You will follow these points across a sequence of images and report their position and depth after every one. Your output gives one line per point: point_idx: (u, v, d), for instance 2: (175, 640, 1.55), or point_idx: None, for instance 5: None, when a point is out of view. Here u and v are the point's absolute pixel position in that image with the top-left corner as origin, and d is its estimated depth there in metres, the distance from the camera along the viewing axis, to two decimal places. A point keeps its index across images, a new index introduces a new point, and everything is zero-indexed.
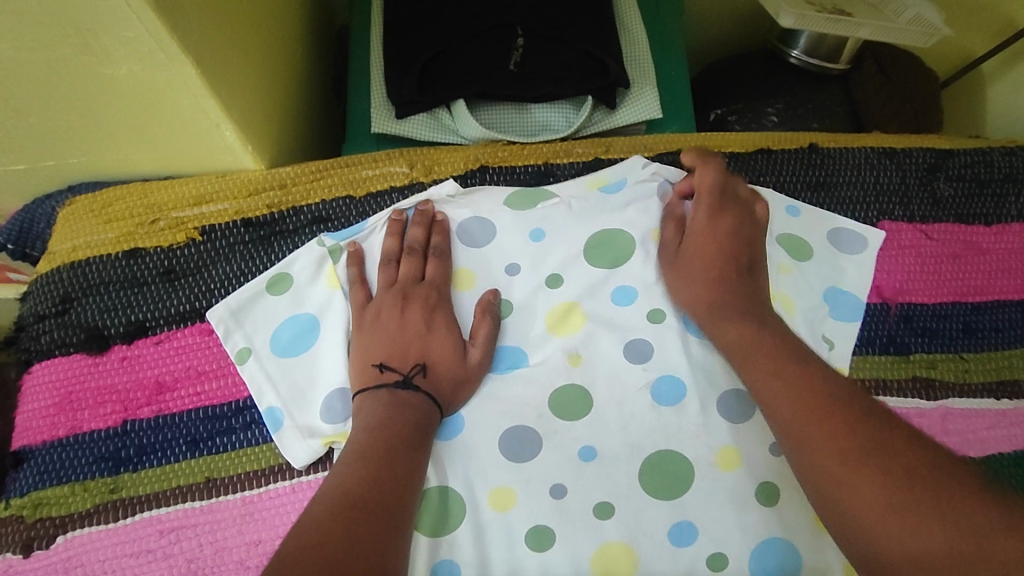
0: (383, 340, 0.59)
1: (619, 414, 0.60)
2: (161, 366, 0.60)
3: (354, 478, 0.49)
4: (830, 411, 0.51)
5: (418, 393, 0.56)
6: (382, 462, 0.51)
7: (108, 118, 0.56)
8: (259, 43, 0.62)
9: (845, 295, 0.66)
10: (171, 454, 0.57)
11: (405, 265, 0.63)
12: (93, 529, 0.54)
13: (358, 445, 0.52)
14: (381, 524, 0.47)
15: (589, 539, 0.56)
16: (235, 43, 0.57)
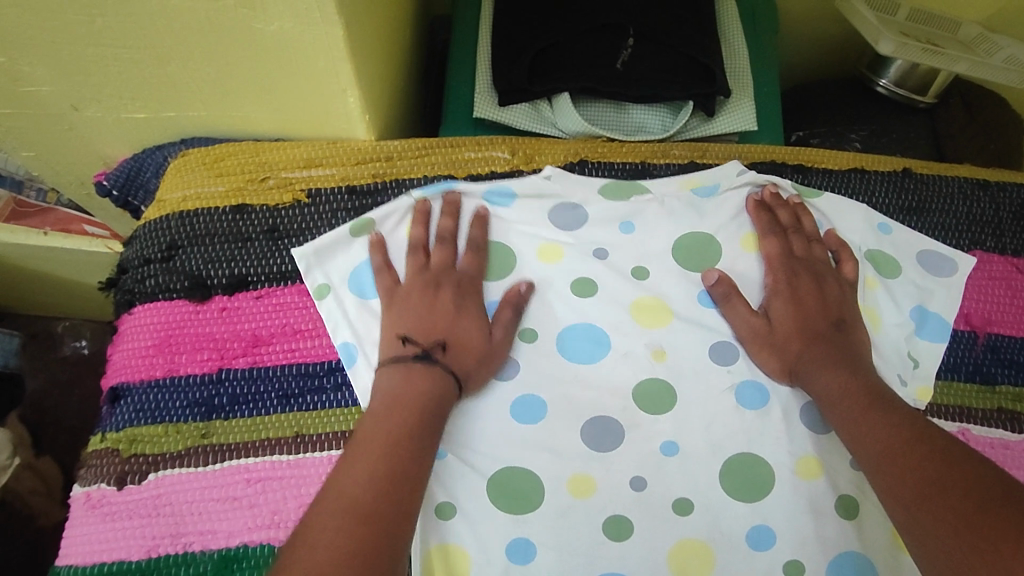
0: (414, 315, 0.59)
1: (700, 409, 0.60)
2: (259, 320, 0.61)
3: (369, 480, 0.46)
4: (891, 422, 0.53)
5: (409, 363, 0.55)
6: (396, 449, 0.49)
7: (239, 74, 0.58)
8: (382, 17, 0.64)
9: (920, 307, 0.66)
10: (263, 406, 0.58)
11: (436, 253, 0.62)
12: (182, 470, 0.55)
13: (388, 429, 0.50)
14: (391, 525, 0.44)
15: (665, 534, 0.56)
16: (367, 12, 0.59)
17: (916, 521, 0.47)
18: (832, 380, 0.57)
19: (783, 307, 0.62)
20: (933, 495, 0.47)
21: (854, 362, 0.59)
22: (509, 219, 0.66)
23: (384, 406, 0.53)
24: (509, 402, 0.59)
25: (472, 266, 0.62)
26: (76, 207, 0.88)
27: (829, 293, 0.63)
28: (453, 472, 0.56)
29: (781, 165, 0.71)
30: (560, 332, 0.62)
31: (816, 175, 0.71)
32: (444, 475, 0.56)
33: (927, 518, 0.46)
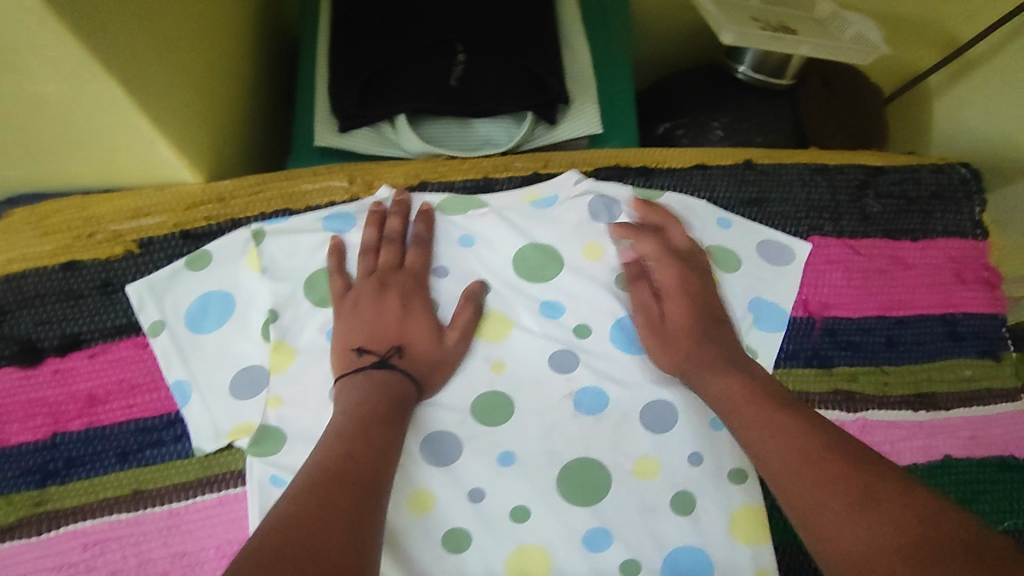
0: (363, 326, 0.60)
1: (541, 420, 0.62)
2: (93, 379, 0.60)
3: (324, 458, 0.50)
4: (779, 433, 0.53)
5: (367, 372, 0.57)
6: (359, 434, 0.52)
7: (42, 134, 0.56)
8: (202, 58, 0.62)
9: (754, 298, 0.67)
10: (100, 466, 0.58)
11: (383, 254, 0.63)
12: (15, 542, 0.55)
13: (336, 429, 0.53)
14: (356, 488, 0.48)
15: (505, 543, 0.59)
16: (175, 59, 0.57)
17: (801, 500, 0.49)
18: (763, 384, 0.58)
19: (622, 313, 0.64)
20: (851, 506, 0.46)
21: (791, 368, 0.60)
22: (349, 243, 0.65)
23: (350, 405, 0.55)
24: None
25: (417, 262, 0.63)
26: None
27: (689, 291, 0.64)
28: None
29: (624, 169, 0.71)
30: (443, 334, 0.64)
31: (659, 175, 0.71)
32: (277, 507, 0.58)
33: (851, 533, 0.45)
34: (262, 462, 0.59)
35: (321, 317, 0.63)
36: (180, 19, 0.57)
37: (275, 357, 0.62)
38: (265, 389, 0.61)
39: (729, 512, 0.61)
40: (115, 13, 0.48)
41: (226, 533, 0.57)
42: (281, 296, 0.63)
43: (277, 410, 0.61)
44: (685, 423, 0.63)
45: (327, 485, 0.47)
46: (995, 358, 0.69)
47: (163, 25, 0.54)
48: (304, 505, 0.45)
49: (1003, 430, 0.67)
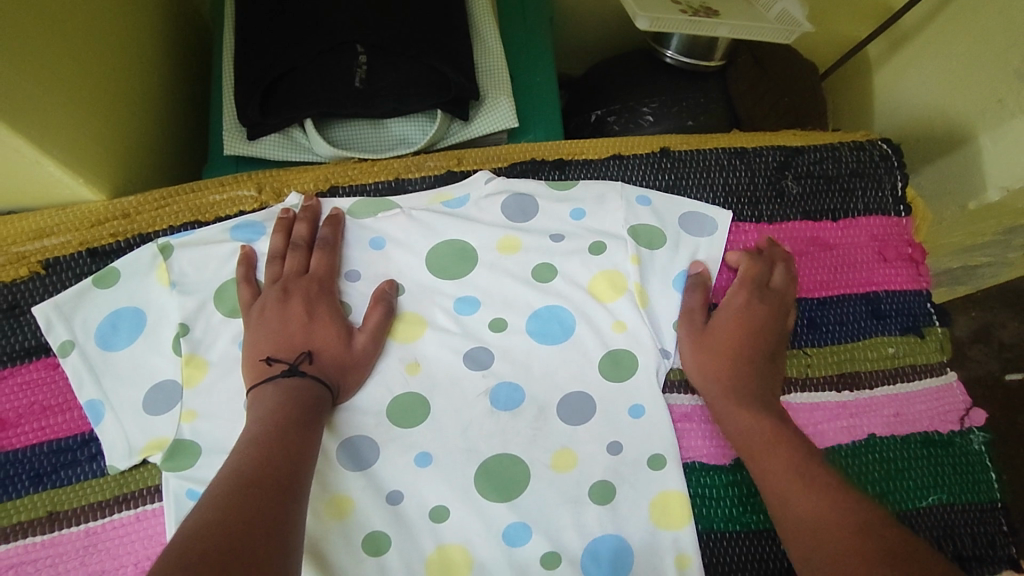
0: (270, 334, 0.59)
1: (457, 420, 0.62)
2: (4, 403, 0.60)
3: (240, 465, 0.49)
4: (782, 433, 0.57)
5: (267, 386, 0.56)
6: (275, 439, 0.52)
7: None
8: (99, 78, 0.62)
9: (676, 278, 0.68)
10: (14, 489, 0.58)
11: (290, 259, 0.63)
12: None
13: (251, 434, 0.52)
14: (273, 495, 0.48)
15: (425, 542, 0.59)
16: (63, 81, 0.56)
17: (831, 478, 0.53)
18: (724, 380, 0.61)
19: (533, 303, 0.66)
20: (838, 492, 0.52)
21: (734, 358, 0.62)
22: (259, 251, 0.65)
23: (266, 409, 0.55)
24: None
25: (323, 266, 0.63)
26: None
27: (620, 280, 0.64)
28: None
29: (539, 163, 0.70)
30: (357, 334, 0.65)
31: (574, 167, 0.71)
32: None
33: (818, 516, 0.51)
34: (178, 477, 0.58)
35: (234, 328, 0.63)
36: (67, 42, 0.57)
37: (187, 370, 0.61)
38: (179, 403, 0.61)
39: (652, 500, 0.61)
40: (0, 55, 0.48)
41: (143, 549, 0.57)
42: (193, 308, 0.63)
43: (191, 424, 0.60)
44: (602, 414, 0.63)
45: (246, 490, 0.47)
46: (917, 334, 0.68)
47: (47, 52, 0.54)
48: (223, 510, 0.45)
49: (927, 406, 0.66)
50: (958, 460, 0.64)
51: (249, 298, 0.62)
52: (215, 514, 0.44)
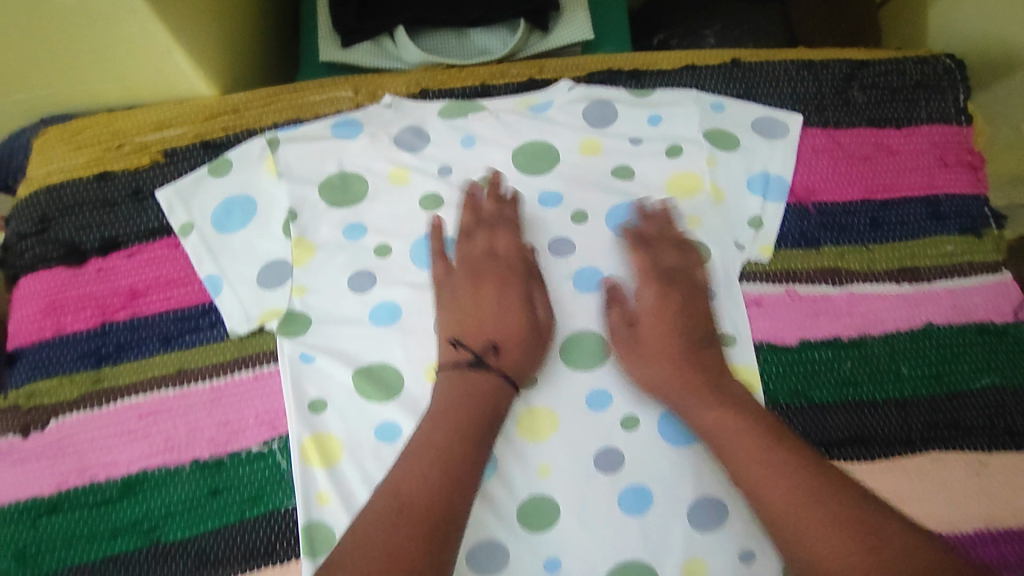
0: None
1: (543, 296, 0.68)
2: (133, 275, 0.66)
3: (430, 433, 0.56)
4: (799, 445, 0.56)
5: (461, 371, 0.60)
6: (464, 432, 0.56)
7: (82, 48, 0.62)
8: None
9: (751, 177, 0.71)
10: (146, 349, 0.64)
11: None
12: (80, 414, 0.62)
13: (442, 408, 0.58)
14: (456, 474, 0.53)
15: (515, 402, 0.65)
16: None
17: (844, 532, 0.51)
18: (778, 390, 0.62)
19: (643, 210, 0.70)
20: (808, 504, 0.52)
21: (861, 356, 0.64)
22: (357, 147, 0.70)
23: (449, 399, 0.58)
24: (368, 312, 0.67)
25: None
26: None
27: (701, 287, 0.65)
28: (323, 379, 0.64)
29: (616, 73, 0.75)
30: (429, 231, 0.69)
31: (650, 77, 0.75)
32: (305, 378, 0.64)
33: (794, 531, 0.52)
34: (290, 343, 0.65)
35: (338, 215, 0.69)
36: None
37: (298, 251, 0.67)
38: (291, 278, 0.67)
39: None
40: None
41: (264, 404, 0.63)
42: (302, 195, 0.69)
43: (302, 297, 0.67)
44: None
45: (455, 461, 0.54)
46: (976, 235, 0.71)
47: None
48: (441, 477, 0.52)
49: (983, 300, 0.69)
50: (1012, 348, 0.68)
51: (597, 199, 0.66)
52: (441, 477, 0.52)
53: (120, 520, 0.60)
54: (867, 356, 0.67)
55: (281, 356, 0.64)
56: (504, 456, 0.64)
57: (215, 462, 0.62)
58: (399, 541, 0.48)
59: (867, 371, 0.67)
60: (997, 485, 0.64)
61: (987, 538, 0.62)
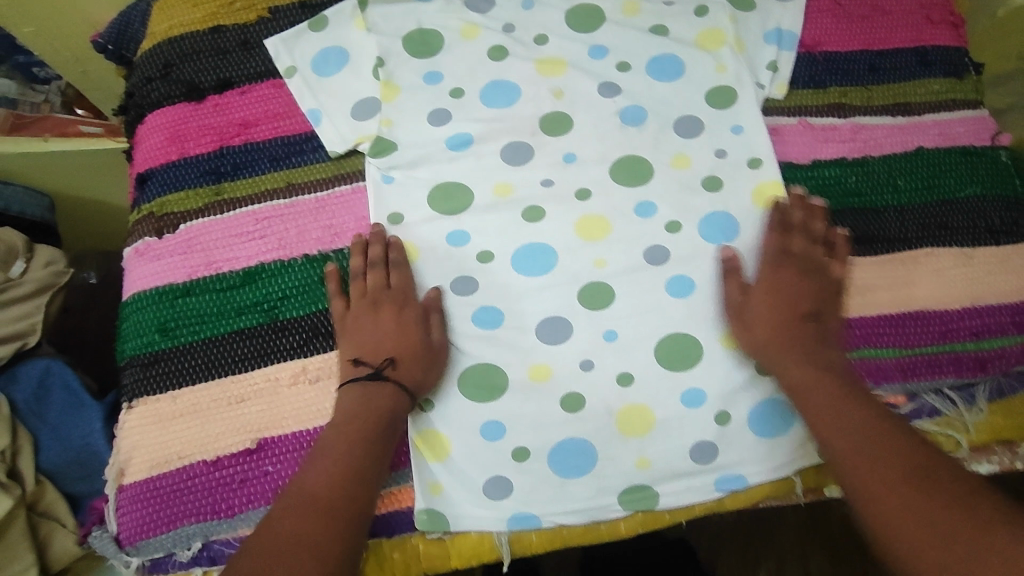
0: None
1: (595, 128, 0.79)
2: (245, 109, 0.77)
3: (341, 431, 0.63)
4: (890, 445, 0.61)
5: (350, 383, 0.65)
6: (366, 446, 0.62)
7: None
8: None
9: (768, 31, 0.83)
10: (259, 168, 0.75)
11: None
12: (205, 220, 0.73)
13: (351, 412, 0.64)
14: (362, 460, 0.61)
15: (573, 212, 0.76)
16: None
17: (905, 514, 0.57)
18: (799, 375, 0.67)
19: (643, 225, 0.76)
20: (910, 494, 0.57)
21: (801, 349, 0.68)
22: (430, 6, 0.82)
23: (351, 408, 0.64)
24: (446, 140, 0.78)
25: None
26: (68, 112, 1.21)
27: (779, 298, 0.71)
28: (409, 195, 0.76)
29: None
30: (495, 78, 0.80)
31: None
32: (392, 192, 0.75)
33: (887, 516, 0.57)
34: (379, 162, 0.76)
35: (417, 64, 0.80)
36: None
37: (385, 90, 0.78)
38: (380, 112, 0.78)
39: (751, 187, 0.78)
40: None
41: (362, 211, 0.75)
42: (386, 46, 0.80)
43: (389, 128, 0.77)
44: (709, 130, 0.79)
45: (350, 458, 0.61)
46: (957, 78, 0.84)
47: None
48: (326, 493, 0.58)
49: (964, 129, 0.82)
50: (989, 166, 0.81)
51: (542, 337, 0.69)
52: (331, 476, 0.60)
53: (243, 301, 0.70)
54: (868, 173, 0.79)
55: (372, 174, 0.75)
56: (566, 252, 0.75)
57: (322, 256, 0.72)
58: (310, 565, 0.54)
59: (868, 185, 0.79)
60: (983, 272, 0.76)
61: (972, 312, 0.74)
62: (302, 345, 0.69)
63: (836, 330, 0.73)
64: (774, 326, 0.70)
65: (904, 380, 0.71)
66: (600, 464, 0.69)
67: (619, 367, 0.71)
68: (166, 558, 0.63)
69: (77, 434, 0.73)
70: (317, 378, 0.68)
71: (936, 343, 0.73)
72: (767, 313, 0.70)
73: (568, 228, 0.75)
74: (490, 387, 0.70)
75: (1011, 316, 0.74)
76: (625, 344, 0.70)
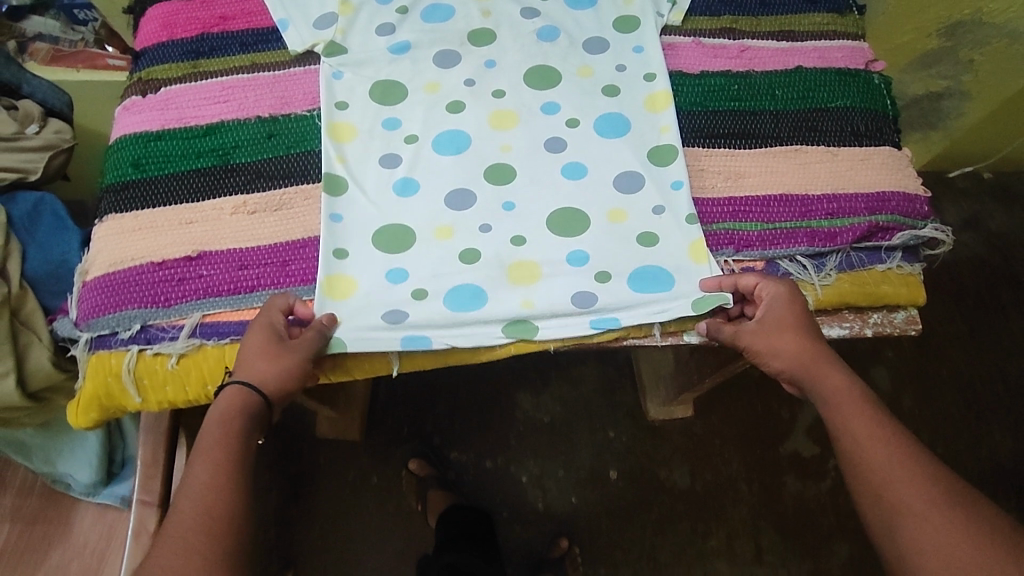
0: None
1: (514, 42, 0.92)
2: (226, 7, 0.93)
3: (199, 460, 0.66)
4: (896, 458, 0.64)
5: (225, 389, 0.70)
6: (231, 450, 0.67)
7: None
8: None
9: None
10: (231, 51, 0.91)
11: None
12: (182, 86, 0.88)
13: (212, 443, 0.67)
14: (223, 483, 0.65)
15: (488, 106, 0.88)
16: None
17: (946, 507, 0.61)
18: (860, 424, 0.67)
19: (547, 124, 0.87)
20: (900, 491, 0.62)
21: (814, 360, 0.71)
22: None
23: (225, 409, 0.69)
24: (388, 46, 0.91)
25: None
26: (99, 47, 1.38)
27: (789, 310, 0.74)
28: (349, 89, 0.88)
29: None
30: (434, 3, 0.94)
31: None
32: (334, 85, 0.88)
33: (899, 503, 0.62)
34: (331, 60, 0.89)
35: None
36: None
37: (342, 7, 0.92)
38: (336, 24, 0.91)
39: (645, 94, 0.90)
40: None
41: (310, 87, 0.89)
42: None
43: (342, 36, 0.91)
44: (613, 48, 0.92)
45: (230, 468, 0.66)
46: (839, 13, 0.96)
47: None
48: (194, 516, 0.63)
49: (842, 55, 0.93)
50: (862, 85, 0.91)
51: (723, 317, 0.79)
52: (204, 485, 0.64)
53: (203, 147, 0.85)
54: (750, 83, 0.91)
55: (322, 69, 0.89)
56: (477, 137, 0.86)
57: (272, 118, 0.86)
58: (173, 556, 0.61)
59: (748, 93, 0.90)
60: (845, 167, 0.85)
61: (831, 197, 0.83)
62: (246, 185, 0.83)
63: (708, 205, 0.84)
64: (790, 336, 0.73)
65: (762, 248, 0.81)
66: (489, 304, 0.79)
67: (514, 230, 0.82)
68: (110, 336, 0.75)
69: (58, 248, 0.92)
70: (254, 210, 0.81)
71: (794, 221, 0.82)
72: (782, 319, 0.74)
73: (483, 119, 0.87)
74: (392, 242, 0.81)
75: (866, 202, 0.83)
76: (795, 314, 0.74)
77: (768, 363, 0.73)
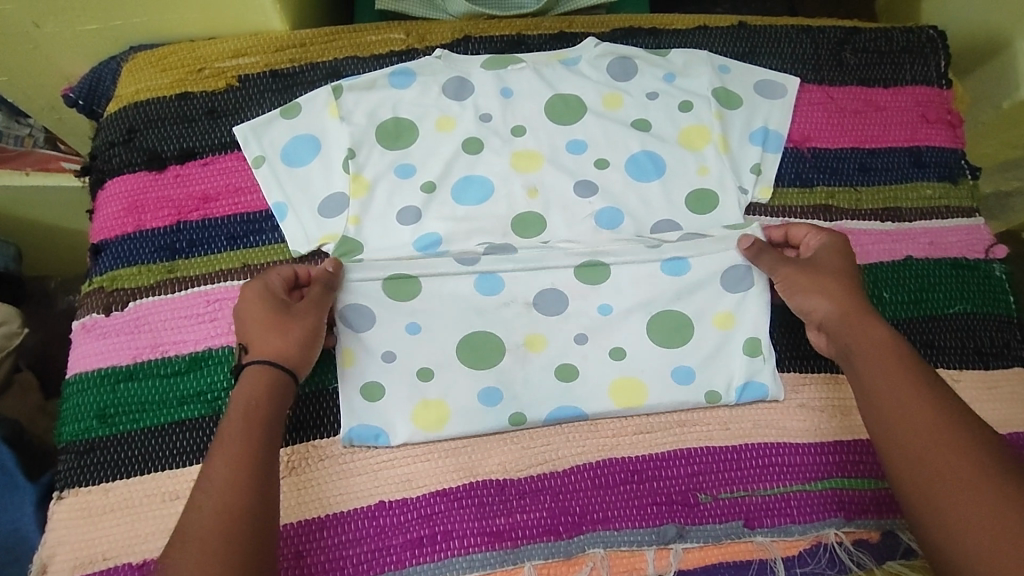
0: None
1: (571, 231, 0.75)
2: (207, 182, 0.74)
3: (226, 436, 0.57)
4: (954, 450, 0.56)
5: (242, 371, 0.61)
6: (254, 435, 0.58)
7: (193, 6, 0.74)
8: None
9: (752, 130, 0.79)
10: (215, 246, 0.72)
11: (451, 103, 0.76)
12: (155, 298, 0.70)
13: (238, 426, 0.58)
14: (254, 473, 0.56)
15: (535, 322, 0.71)
16: None
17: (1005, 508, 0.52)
18: (906, 400, 0.60)
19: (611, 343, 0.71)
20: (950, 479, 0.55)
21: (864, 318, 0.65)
22: (404, 95, 0.77)
23: (249, 393, 0.60)
24: (413, 239, 0.73)
25: (456, 95, 0.78)
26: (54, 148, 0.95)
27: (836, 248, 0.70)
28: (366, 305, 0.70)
29: (636, 30, 0.83)
30: (466, 174, 0.75)
31: (666, 36, 0.83)
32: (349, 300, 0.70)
33: (949, 496, 0.54)
34: (343, 264, 0.71)
35: (392, 158, 0.75)
36: None
37: (354, 187, 0.73)
38: (347, 210, 0.73)
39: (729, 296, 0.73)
40: None
41: None
42: (358, 138, 0.75)
43: (355, 227, 0.72)
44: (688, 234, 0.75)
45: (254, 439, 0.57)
46: (952, 181, 0.80)
47: None
48: (224, 489, 0.54)
49: (958, 239, 0.78)
50: (983, 281, 0.77)
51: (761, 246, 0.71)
52: (226, 476, 0.55)
53: (187, 388, 0.68)
54: None
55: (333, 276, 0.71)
56: (526, 370, 0.70)
57: None
58: (195, 555, 0.51)
59: None
60: (967, 399, 0.72)
61: None
62: None
63: (812, 456, 0.70)
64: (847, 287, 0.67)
65: (877, 515, 0.69)
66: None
67: None
68: None
69: (5, 517, 0.74)
70: None
71: None
72: (833, 261, 0.69)
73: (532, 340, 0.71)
74: (407, 292, 0.71)
75: None
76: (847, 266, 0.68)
77: (798, 299, 0.68)
